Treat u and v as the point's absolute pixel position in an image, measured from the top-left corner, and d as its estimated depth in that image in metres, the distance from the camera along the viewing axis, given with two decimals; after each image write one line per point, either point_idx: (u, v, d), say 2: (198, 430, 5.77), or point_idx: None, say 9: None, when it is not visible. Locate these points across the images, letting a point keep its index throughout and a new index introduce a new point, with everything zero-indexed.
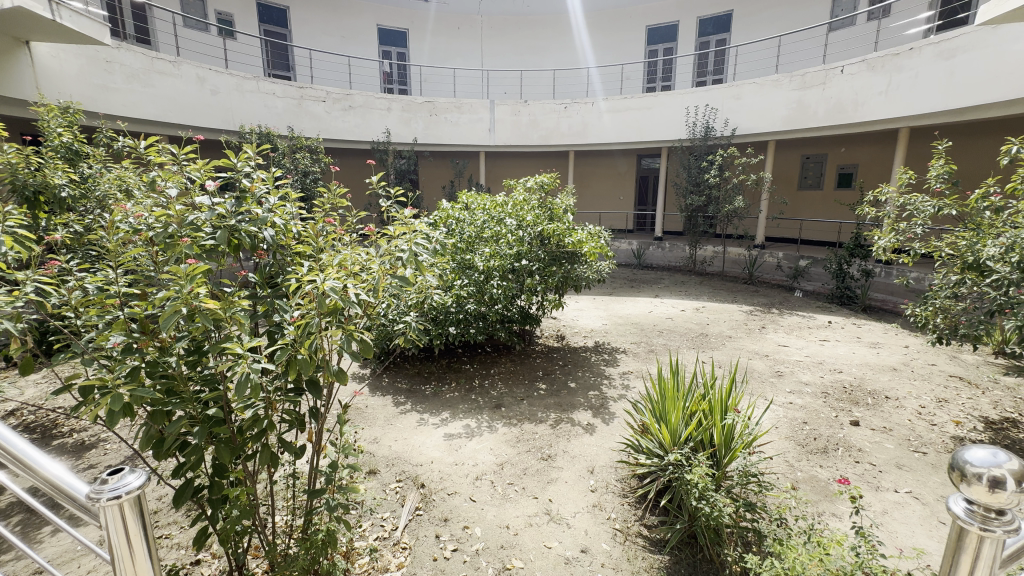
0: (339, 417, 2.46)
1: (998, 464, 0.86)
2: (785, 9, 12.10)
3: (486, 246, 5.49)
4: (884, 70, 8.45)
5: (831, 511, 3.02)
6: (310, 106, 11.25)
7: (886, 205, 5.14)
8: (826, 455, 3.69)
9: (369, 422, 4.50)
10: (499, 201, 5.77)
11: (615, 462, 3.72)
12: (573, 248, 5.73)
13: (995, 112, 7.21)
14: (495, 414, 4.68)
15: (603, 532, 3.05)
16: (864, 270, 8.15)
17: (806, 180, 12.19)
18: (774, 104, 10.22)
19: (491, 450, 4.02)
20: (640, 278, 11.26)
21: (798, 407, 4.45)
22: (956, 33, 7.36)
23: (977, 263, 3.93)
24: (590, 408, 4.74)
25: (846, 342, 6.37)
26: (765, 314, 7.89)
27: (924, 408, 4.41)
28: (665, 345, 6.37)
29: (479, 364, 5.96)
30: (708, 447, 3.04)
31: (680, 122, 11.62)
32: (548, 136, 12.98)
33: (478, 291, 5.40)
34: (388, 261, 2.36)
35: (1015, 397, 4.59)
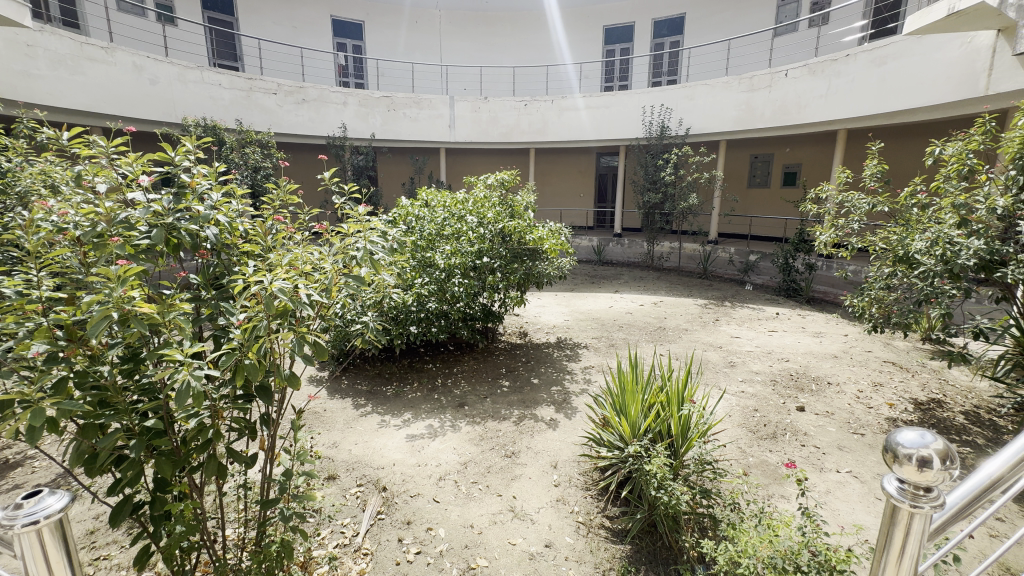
0: (293, 423, 2.36)
1: (926, 445, 0.91)
2: (734, 13, 12.58)
3: (446, 244, 5.41)
4: (824, 74, 8.94)
5: (780, 493, 3.18)
6: (259, 99, 10.73)
7: (826, 202, 5.43)
8: (775, 440, 3.88)
9: (328, 427, 4.35)
10: (459, 198, 5.72)
11: (577, 456, 3.77)
12: (535, 245, 5.76)
13: (921, 115, 7.78)
14: (458, 413, 4.64)
15: (567, 526, 3.09)
16: (808, 264, 8.62)
17: (755, 178, 12.76)
18: (725, 105, 10.62)
19: (454, 450, 3.98)
20: (600, 274, 11.47)
21: (749, 395, 4.67)
22: (887, 41, 7.89)
23: (907, 256, 4.21)
24: (553, 403, 4.79)
25: (792, 332, 6.73)
26: (718, 307, 8.22)
27: (862, 392, 4.72)
28: (625, 339, 6.51)
29: (441, 363, 5.89)
30: (666, 438, 3.13)
31: (637, 121, 11.90)
32: (508, 133, 12.96)
33: (439, 289, 5.31)
34: (342, 259, 2.28)
35: (941, 379, 4.98)
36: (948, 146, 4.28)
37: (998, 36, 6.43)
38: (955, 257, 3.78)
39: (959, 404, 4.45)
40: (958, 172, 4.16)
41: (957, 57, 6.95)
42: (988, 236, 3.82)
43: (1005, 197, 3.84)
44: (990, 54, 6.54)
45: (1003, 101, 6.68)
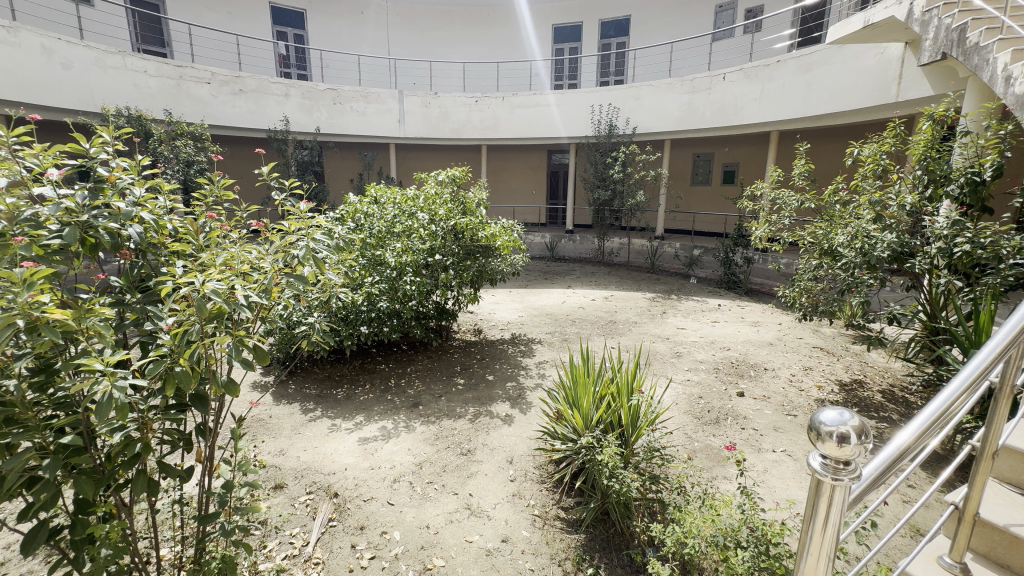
0: (233, 431, 2.23)
1: (844, 422, 0.99)
2: (675, 18, 13.07)
3: (397, 242, 5.28)
4: (757, 78, 9.48)
5: (722, 474, 3.37)
6: (190, 88, 10.03)
7: (761, 199, 5.76)
8: (718, 425, 4.09)
9: (274, 434, 4.16)
10: (409, 194, 5.61)
11: (533, 450, 3.81)
12: (487, 242, 5.79)
13: (842, 119, 8.42)
14: (412, 413, 4.57)
15: (523, 520, 3.12)
16: (746, 257, 9.15)
17: (697, 176, 13.37)
18: (669, 105, 11.02)
19: (409, 450, 3.92)
20: (553, 270, 11.63)
21: (694, 383, 4.91)
22: (813, 49, 8.48)
23: (831, 249, 4.54)
24: (508, 399, 4.81)
25: (732, 322, 7.13)
26: (665, 300, 8.56)
27: (794, 375, 5.08)
28: (578, 333, 6.63)
29: (395, 363, 5.78)
30: (617, 428, 3.23)
31: (585, 120, 12.13)
32: (459, 129, 12.80)
33: (391, 288, 5.17)
34: (282, 258, 2.19)
35: (861, 361, 5.44)
36: (865, 148, 4.66)
37: (905, 48, 7.04)
38: (872, 249, 4.13)
39: (877, 384, 4.88)
40: (873, 171, 4.54)
41: (872, 66, 7.56)
42: (899, 229, 4.20)
43: (913, 194, 4.24)
44: (899, 64, 7.16)
45: (909, 108, 7.34)
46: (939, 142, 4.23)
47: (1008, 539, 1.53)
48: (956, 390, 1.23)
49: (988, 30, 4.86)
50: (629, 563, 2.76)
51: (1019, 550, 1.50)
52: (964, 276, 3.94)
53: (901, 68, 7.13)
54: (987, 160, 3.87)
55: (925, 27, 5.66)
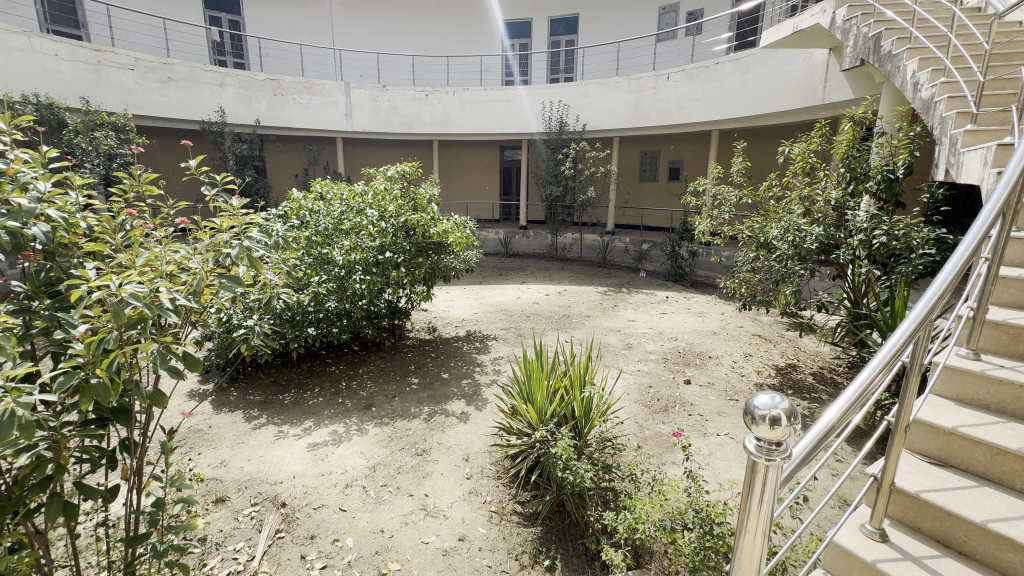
0: (164, 445, 2.07)
1: (775, 405, 1.04)
2: (621, 17, 13.35)
3: (345, 239, 5.09)
4: (699, 79, 9.88)
5: (671, 460, 3.50)
6: (110, 74, 9.32)
7: (704, 195, 6.01)
8: (666, 412, 4.26)
9: (214, 444, 3.92)
10: (357, 190, 5.41)
11: (489, 446, 3.81)
12: (439, 238, 5.71)
13: (775, 119, 8.93)
14: (365, 415, 4.45)
15: (480, 517, 3.11)
16: (691, 251, 9.55)
17: (645, 173, 13.79)
18: (616, 103, 11.29)
19: (361, 454, 3.81)
20: (507, 266, 11.66)
21: (644, 372, 5.08)
22: (748, 52, 8.93)
23: (767, 242, 4.81)
24: (463, 397, 4.78)
25: (680, 313, 7.42)
26: (616, 294, 8.77)
27: (736, 362, 5.37)
28: (532, 328, 6.68)
29: (346, 365, 5.59)
30: (570, 420, 3.27)
31: (537, 116, 12.21)
32: (410, 124, 12.45)
33: (340, 287, 4.98)
34: (213, 258, 2.05)
35: (795, 346, 5.81)
36: (795, 147, 4.95)
37: (829, 54, 7.55)
38: (802, 242, 4.42)
39: (808, 367, 5.24)
40: (803, 168, 4.85)
41: (801, 70, 8.06)
42: (826, 223, 4.53)
43: (837, 190, 4.57)
44: (824, 69, 7.67)
45: (834, 110, 7.88)
46: (859, 142, 4.56)
47: (918, 503, 1.68)
48: (873, 370, 1.33)
49: (900, 38, 5.24)
50: (584, 552, 2.81)
51: (928, 513, 1.66)
52: (881, 265, 4.28)
53: (826, 72, 7.63)
54: (899, 159, 4.23)
55: (846, 35, 6.10)
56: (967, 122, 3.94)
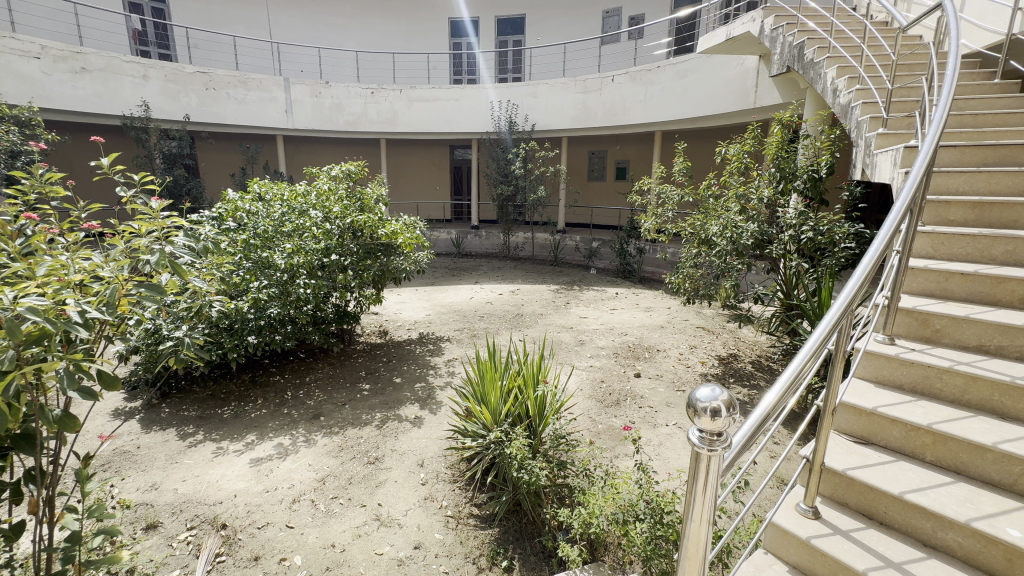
0: (79, 472, 1.87)
1: (715, 397, 1.08)
2: (566, 20, 13.55)
3: (287, 242, 4.84)
4: (642, 82, 10.21)
5: (622, 452, 3.60)
6: (11, 63, 8.46)
7: (649, 194, 6.21)
8: (618, 406, 4.36)
9: (143, 467, 3.62)
10: (299, 190, 5.18)
11: (444, 450, 3.75)
12: (388, 239, 5.57)
13: (713, 121, 9.37)
14: (312, 425, 4.26)
15: (436, 523, 3.05)
16: (638, 248, 9.88)
17: (593, 172, 14.12)
18: (564, 104, 11.46)
19: (310, 466, 3.65)
20: (460, 266, 11.58)
21: (596, 368, 5.19)
22: (686, 57, 9.33)
23: (708, 238, 5.04)
24: (416, 401, 4.68)
25: (629, 308, 7.64)
26: (568, 291, 8.91)
27: (682, 354, 5.60)
28: (486, 328, 6.65)
29: (291, 373, 5.34)
30: (525, 419, 3.28)
31: (485, 115, 12.16)
32: (355, 121, 12.05)
33: (282, 292, 4.72)
34: (130, 266, 1.89)
35: (735, 337, 6.14)
36: (731, 148, 5.21)
37: (759, 61, 8.03)
38: (739, 237, 4.68)
39: (748, 355, 5.54)
40: (738, 168, 5.12)
41: (734, 75, 8.52)
42: (760, 220, 4.82)
43: (768, 188, 4.86)
44: (755, 75, 8.14)
45: (764, 114, 8.38)
46: (787, 143, 4.86)
47: (846, 480, 1.80)
48: (803, 357, 1.41)
49: (820, 47, 5.62)
50: (541, 549, 2.83)
51: (855, 489, 1.79)
52: (808, 259, 4.59)
53: (757, 78, 8.12)
54: (822, 160, 4.56)
55: (773, 43, 6.50)
56: (879, 126, 4.29)
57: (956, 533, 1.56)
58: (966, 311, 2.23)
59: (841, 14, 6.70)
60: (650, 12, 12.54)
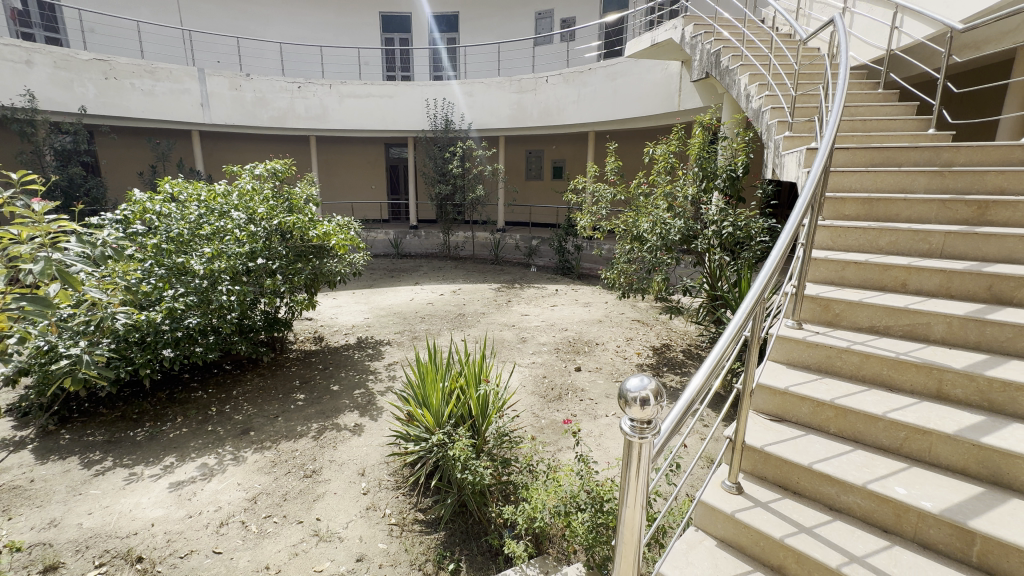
0: None
1: (644, 386, 1.12)
2: (500, 19, 13.58)
3: (206, 246, 4.46)
4: (574, 83, 10.47)
5: (564, 446, 3.67)
6: None
7: (584, 192, 6.38)
8: (560, 400, 4.46)
9: (38, 503, 3.21)
10: (218, 190, 4.82)
11: (386, 457, 3.64)
12: (320, 241, 5.33)
13: (641, 123, 9.80)
14: (241, 442, 3.98)
15: (379, 533, 2.96)
16: (576, 245, 10.14)
17: (531, 171, 14.30)
18: (500, 103, 11.52)
19: (239, 486, 3.40)
20: (399, 267, 11.29)
21: (538, 364, 5.26)
22: (616, 60, 9.68)
23: (639, 235, 5.26)
24: (356, 408, 4.51)
25: (569, 304, 7.83)
26: (509, 290, 8.97)
27: (620, 346, 5.82)
28: (427, 330, 6.55)
29: (215, 388, 4.95)
30: (468, 419, 3.26)
31: (421, 113, 11.94)
32: (280, 117, 11.37)
33: (202, 301, 4.35)
34: (7, 276, 1.67)
35: (667, 328, 6.47)
36: (658, 148, 5.46)
37: (682, 67, 8.50)
38: (667, 234, 4.94)
39: (679, 345, 5.86)
40: (664, 167, 5.38)
41: (660, 79, 8.97)
42: (686, 216, 5.10)
43: (692, 187, 5.17)
44: (678, 79, 8.63)
45: (687, 116, 8.89)
46: (707, 144, 5.19)
47: (764, 456, 1.96)
48: (724, 342, 1.50)
49: (734, 55, 6.03)
50: (488, 548, 2.83)
51: (771, 463, 1.95)
52: (729, 252, 4.92)
53: (680, 83, 8.60)
54: (739, 160, 4.91)
55: (693, 50, 6.91)
56: (786, 129, 4.67)
57: (855, 495, 1.74)
58: (859, 296, 2.49)
59: (752, 26, 7.25)
60: (580, 16, 12.86)
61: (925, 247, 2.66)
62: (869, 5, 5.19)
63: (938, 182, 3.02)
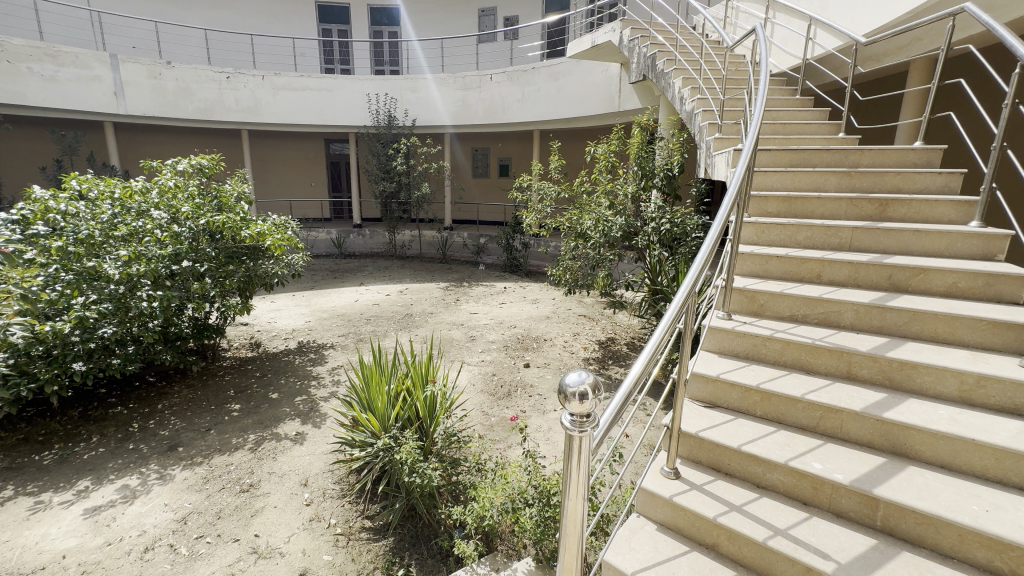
0: None
1: (583, 381, 1.14)
2: (443, 15, 13.41)
3: (121, 248, 4.08)
4: (518, 82, 10.52)
5: (512, 442, 3.70)
6: None
7: (530, 190, 6.45)
8: (509, 397, 4.49)
9: None
10: (134, 187, 4.42)
11: (330, 465, 3.51)
12: (253, 242, 5.03)
13: (584, 122, 10.01)
14: (168, 458, 3.70)
15: (324, 544, 2.85)
16: (523, 243, 10.22)
17: (477, 169, 14.26)
18: (444, 100, 11.37)
19: (166, 506, 3.15)
20: (343, 267, 10.90)
21: (487, 362, 5.27)
22: (559, 60, 9.83)
23: (584, 231, 5.38)
24: (297, 416, 4.31)
25: (517, 301, 7.89)
26: (458, 288, 8.90)
27: (567, 341, 5.93)
28: (373, 331, 6.37)
29: (136, 402, 4.55)
30: (415, 421, 3.21)
31: (362, 109, 11.55)
32: (208, 109, 10.61)
33: (118, 308, 3.97)
34: None
35: (612, 322, 6.68)
36: (600, 147, 5.61)
37: (621, 69, 8.77)
38: (610, 231, 5.10)
39: (623, 338, 6.06)
40: (606, 165, 5.53)
41: (601, 80, 9.21)
42: (627, 213, 5.28)
43: (632, 185, 5.35)
44: (618, 81, 8.90)
45: (627, 117, 9.20)
46: (646, 144, 5.39)
47: (698, 441, 2.07)
48: (660, 335, 1.55)
49: (668, 59, 6.30)
50: (438, 550, 2.81)
51: (705, 448, 2.06)
52: (667, 248, 5.15)
53: (619, 85, 8.88)
54: (674, 160, 5.14)
55: (631, 52, 7.15)
56: (715, 131, 4.94)
57: (778, 473, 1.88)
58: (780, 287, 2.68)
59: (684, 32, 7.60)
60: (523, 15, 12.90)
61: (836, 241, 2.91)
62: (787, 16, 5.59)
63: (847, 183, 3.30)
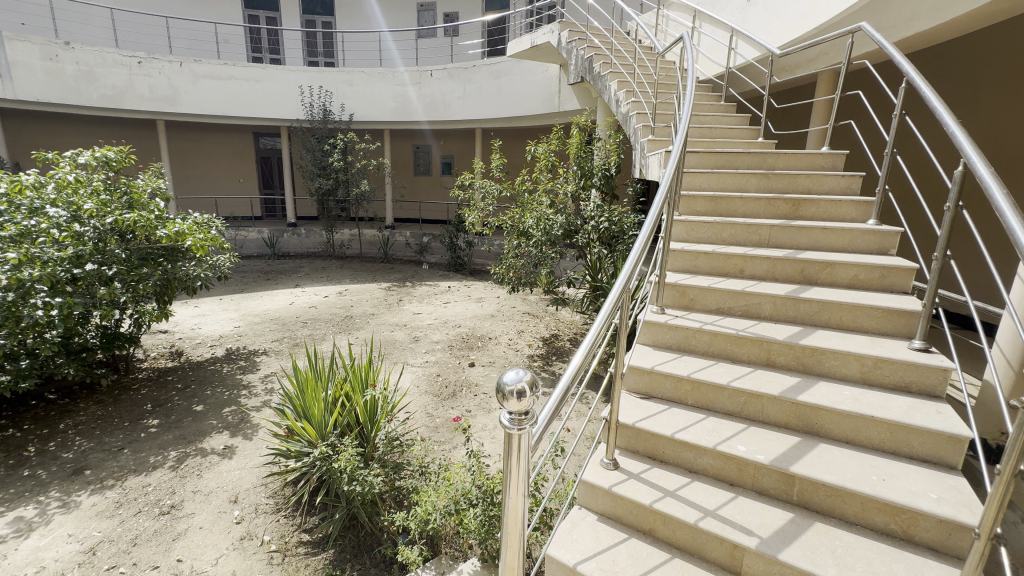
0: None
1: (520, 378, 1.15)
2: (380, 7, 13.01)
3: (7, 250, 3.59)
4: (459, 79, 10.41)
5: (457, 443, 3.67)
6: None
7: (472, 188, 6.41)
8: (454, 397, 4.44)
9: None
10: (24, 181, 3.93)
11: (263, 479, 3.30)
12: (172, 242, 4.62)
13: (526, 122, 10.10)
14: (74, 483, 3.33)
15: (257, 563, 2.68)
16: (467, 242, 10.16)
17: (418, 167, 13.99)
18: (382, 95, 11.03)
19: (70, 537, 2.83)
20: (276, 268, 10.31)
21: (431, 363, 5.18)
22: (499, 59, 9.84)
23: (526, 229, 5.43)
24: (225, 429, 4.02)
25: (462, 301, 7.82)
26: (400, 288, 8.69)
27: (511, 339, 5.96)
28: (310, 335, 6.07)
29: (34, 423, 4.06)
30: (355, 427, 3.09)
31: (295, 101, 10.95)
32: (116, 96, 9.63)
33: (5, 319, 3.50)
34: None
35: (556, 319, 6.79)
36: (540, 147, 5.68)
37: (560, 70, 8.94)
38: (551, 229, 5.19)
39: (566, 334, 6.19)
40: (546, 164, 5.61)
41: (540, 80, 9.33)
42: (567, 212, 5.38)
43: (572, 184, 5.46)
44: (557, 82, 9.06)
45: (566, 117, 9.39)
46: (584, 145, 5.53)
47: (635, 432, 2.14)
48: (597, 331, 1.57)
49: (604, 62, 6.49)
50: (381, 559, 2.73)
51: (641, 437, 2.14)
52: (606, 246, 5.31)
53: (559, 85, 9.04)
54: (611, 160, 5.30)
55: (569, 54, 7.29)
56: (649, 133, 5.15)
57: (707, 457, 1.99)
58: (707, 282, 2.84)
59: (620, 37, 7.87)
60: (464, 12, 12.80)
61: (756, 238, 3.13)
62: (711, 26, 5.95)
63: (765, 183, 3.56)
